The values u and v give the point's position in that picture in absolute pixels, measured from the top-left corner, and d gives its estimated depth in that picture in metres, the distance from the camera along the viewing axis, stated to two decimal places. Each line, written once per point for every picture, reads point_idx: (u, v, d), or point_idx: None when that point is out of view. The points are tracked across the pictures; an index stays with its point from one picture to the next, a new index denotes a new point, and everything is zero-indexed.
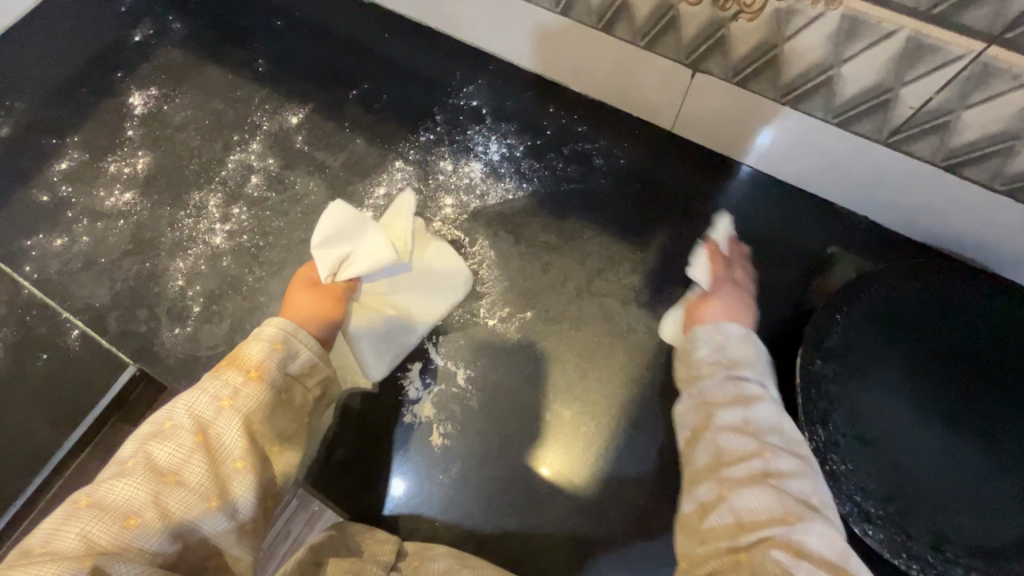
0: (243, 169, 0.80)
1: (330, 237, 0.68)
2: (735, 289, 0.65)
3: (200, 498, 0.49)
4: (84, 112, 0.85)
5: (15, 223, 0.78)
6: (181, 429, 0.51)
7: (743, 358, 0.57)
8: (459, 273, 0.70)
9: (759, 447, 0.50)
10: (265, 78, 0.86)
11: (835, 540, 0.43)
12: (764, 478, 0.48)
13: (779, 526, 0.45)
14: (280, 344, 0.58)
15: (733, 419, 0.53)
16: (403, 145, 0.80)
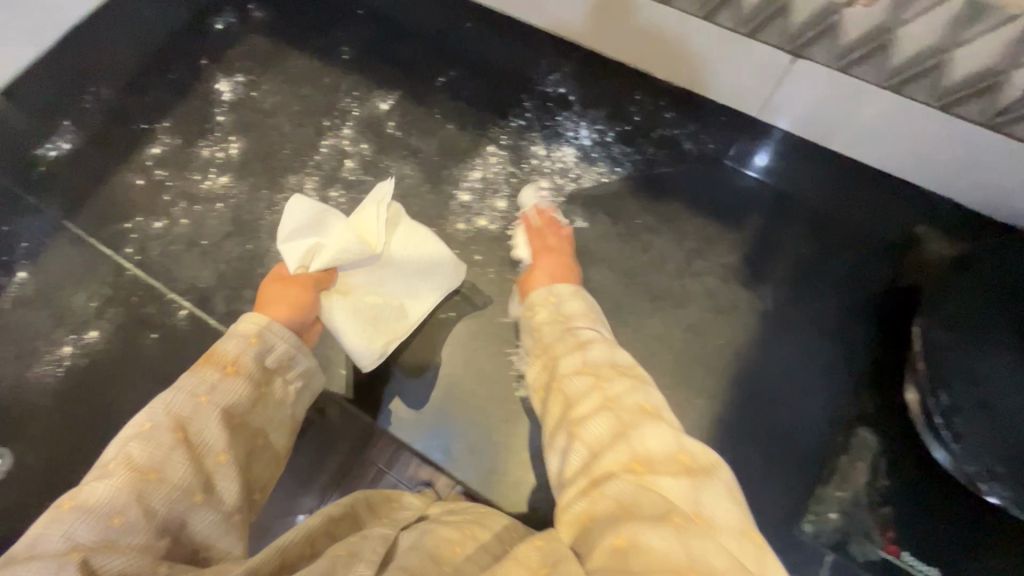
0: (336, 153, 0.81)
1: (297, 231, 0.62)
2: (564, 250, 0.70)
3: (183, 492, 0.46)
4: (173, 98, 0.87)
5: (112, 205, 0.79)
6: (159, 428, 0.48)
7: (576, 310, 0.64)
8: (446, 260, 0.69)
9: (598, 380, 0.56)
10: (351, 65, 0.88)
11: (671, 438, 0.49)
12: (602, 404, 0.53)
13: (620, 442, 0.49)
14: (255, 338, 0.56)
15: (572, 363, 0.58)
16: (494, 131, 0.82)
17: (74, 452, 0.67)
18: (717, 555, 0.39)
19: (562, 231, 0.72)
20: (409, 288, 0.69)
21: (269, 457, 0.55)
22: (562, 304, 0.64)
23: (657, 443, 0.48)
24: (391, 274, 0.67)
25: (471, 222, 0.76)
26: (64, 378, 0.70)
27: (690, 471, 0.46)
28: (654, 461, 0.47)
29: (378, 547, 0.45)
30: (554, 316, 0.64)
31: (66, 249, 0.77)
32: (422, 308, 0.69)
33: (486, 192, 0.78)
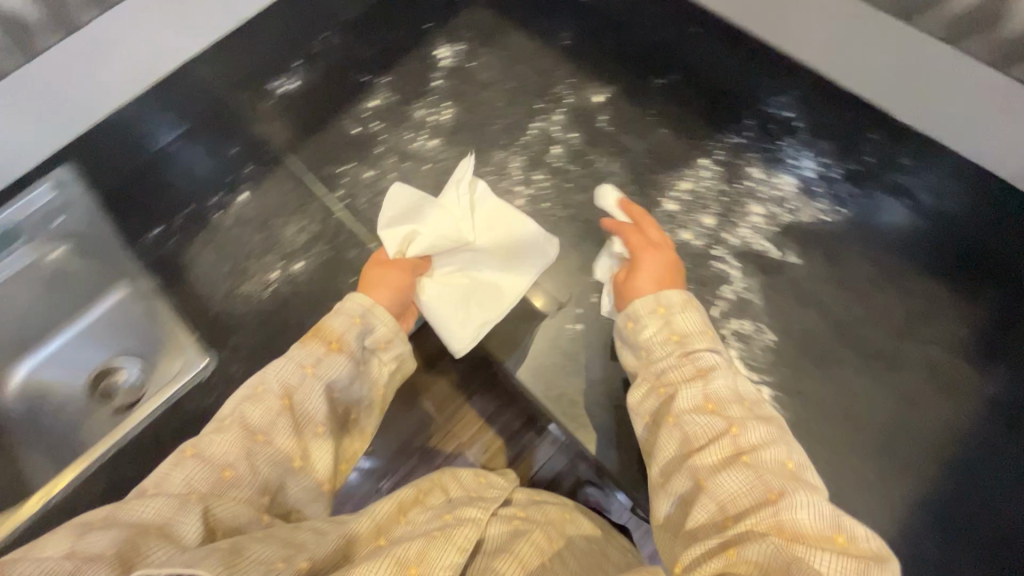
0: (545, 137, 0.81)
1: (394, 222, 0.64)
2: (660, 247, 0.60)
3: (285, 458, 0.45)
4: (395, 54, 0.89)
5: (328, 148, 0.84)
6: (271, 392, 0.47)
7: (691, 329, 0.52)
8: (539, 243, 0.65)
9: (729, 421, 0.46)
10: (571, 52, 0.87)
11: (825, 510, 0.40)
12: (737, 457, 0.44)
13: (763, 507, 0.40)
14: (359, 319, 0.53)
15: (693, 397, 0.48)
16: (709, 143, 0.78)
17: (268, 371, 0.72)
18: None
19: (653, 228, 0.64)
20: (500, 271, 0.64)
21: (361, 433, 0.53)
22: (674, 318, 0.52)
23: (811, 518, 0.39)
24: (483, 258, 0.64)
25: (674, 233, 0.73)
26: (268, 300, 0.75)
27: (854, 556, 0.38)
28: (805, 537, 0.38)
29: (472, 532, 0.44)
30: (668, 335, 0.52)
31: (284, 181, 0.82)
32: (518, 289, 0.64)
33: (693, 206, 0.74)
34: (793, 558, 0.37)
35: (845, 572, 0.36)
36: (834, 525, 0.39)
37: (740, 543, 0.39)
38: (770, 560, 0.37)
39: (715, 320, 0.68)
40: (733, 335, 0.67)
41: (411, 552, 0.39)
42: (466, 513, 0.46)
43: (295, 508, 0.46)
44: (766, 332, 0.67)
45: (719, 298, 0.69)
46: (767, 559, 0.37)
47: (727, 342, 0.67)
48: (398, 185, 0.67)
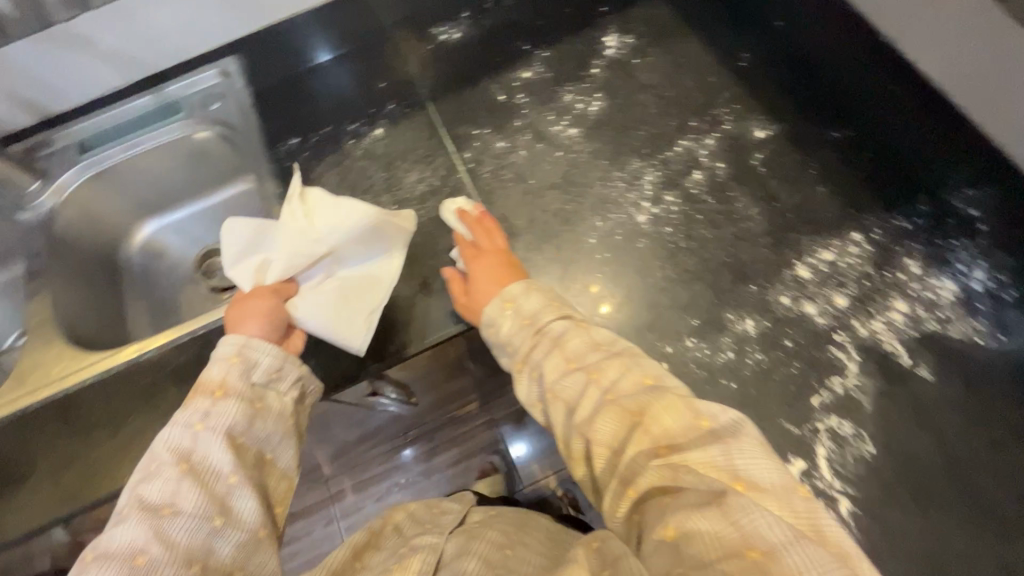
0: (689, 159, 0.75)
1: (239, 258, 0.63)
2: (501, 256, 0.65)
3: (202, 521, 0.46)
4: (563, 31, 0.86)
5: (470, 108, 0.83)
6: (163, 464, 0.49)
7: (535, 310, 0.58)
8: (386, 221, 0.64)
9: (589, 373, 0.52)
10: (746, 76, 0.80)
11: (686, 411, 0.47)
12: (607, 402, 0.50)
13: (644, 440, 0.46)
14: (235, 358, 0.55)
15: (558, 364, 0.54)
16: (868, 218, 0.70)
17: None
18: (769, 523, 0.38)
19: (491, 232, 0.68)
20: (363, 263, 0.66)
21: (284, 470, 0.54)
22: (521, 306, 0.59)
23: (673, 420, 0.46)
24: (342, 257, 0.65)
25: (798, 303, 0.67)
26: None
27: (715, 434, 0.44)
28: (678, 441, 0.45)
29: (428, 558, 0.52)
30: (525, 322, 0.58)
31: (418, 128, 0.82)
32: (391, 274, 0.65)
33: (828, 281, 0.67)
34: (676, 474, 0.42)
35: (709, 455, 0.43)
36: (695, 415, 0.46)
37: (634, 476, 0.44)
38: (659, 476, 0.43)
39: (812, 410, 0.62)
40: (829, 435, 0.61)
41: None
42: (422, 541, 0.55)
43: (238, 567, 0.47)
44: (866, 443, 0.61)
45: (826, 387, 0.63)
46: (657, 477, 0.43)
47: (817, 439, 0.61)
48: (229, 222, 0.64)
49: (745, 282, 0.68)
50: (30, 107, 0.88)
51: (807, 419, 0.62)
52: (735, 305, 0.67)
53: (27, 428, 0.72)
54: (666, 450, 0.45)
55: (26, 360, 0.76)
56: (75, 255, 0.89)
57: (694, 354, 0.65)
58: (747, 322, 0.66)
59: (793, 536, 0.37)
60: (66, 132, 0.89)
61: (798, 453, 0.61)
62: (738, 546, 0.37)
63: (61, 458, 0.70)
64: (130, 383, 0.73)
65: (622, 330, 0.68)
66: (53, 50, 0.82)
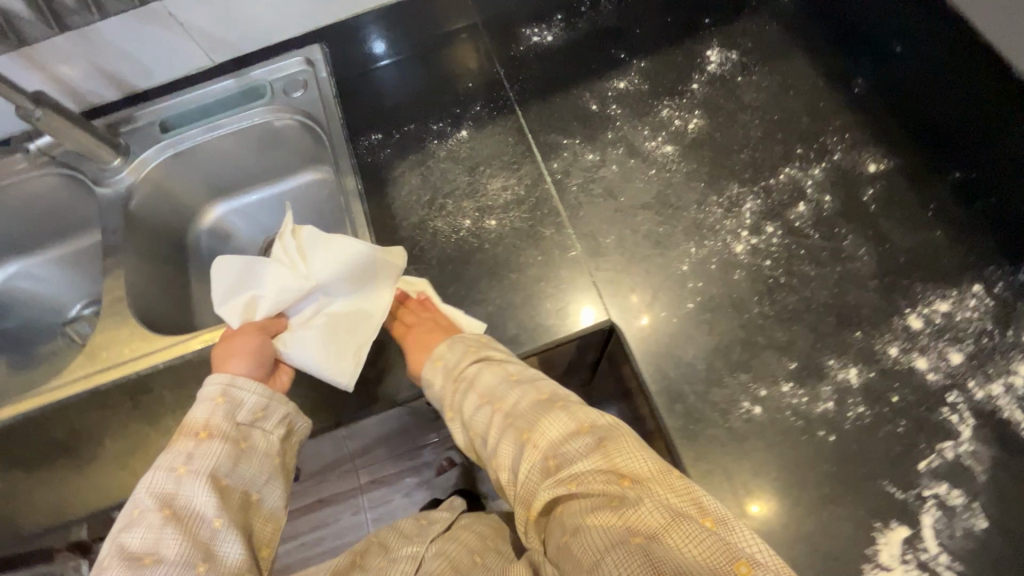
0: (793, 189, 0.71)
1: (229, 294, 0.63)
2: (420, 326, 0.65)
3: (183, 568, 0.46)
4: (662, 42, 0.82)
5: (560, 116, 0.79)
6: (146, 512, 0.49)
7: (459, 360, 0.59)
8: (378, 257, 0.65)
9: (494, 405, 0.55)
10: (860, 103, 0.75)
11: (567, 419, 0.52)
12: (508, 425, 0.53)
13: (537, 458, 0.50)
14: (221, 398, 0.56)
15: (472, 402, 0.56)
16: (990, 269, 0.65)
17: None
18: (648, 513, 0.44)
19: (407, 307, 0.67)
20: (354, 301, 0.66)
21: (268, 510, 0.54)
22: (445, 361, 0.59)
23: (559, 431, 0.51)
24: (332, 292, 0.66)
25: (908, 355, 0.62)
26: (450, 245, 0.73)
27: (594, 436, 0.50)
28: (564, 451, 0.50)
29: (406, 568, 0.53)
30: (448, 375, 0.59)
31: (506, 133, 0.79)
32: (380, 310, 0.66)
33: (942, 335, 0.62)
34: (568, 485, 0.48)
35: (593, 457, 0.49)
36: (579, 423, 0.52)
37: (531, 494, 0.50)
38: (554, 494, 0.48)
39: (919, 475, 0.58)
40: (938, 504, 0.57)
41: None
42: (403, 550, 0.55)
43: None
44: (978, 516, 0.56)
45: (935, 451, 0.58)
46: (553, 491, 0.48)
47: (923, 506, 0.57)
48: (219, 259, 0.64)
49: (851, 328, 0.64)
50: (117, 83, 0.88)
51: (913, 483, 0.57)
52: (837, 351, 0.63)
53: (97, 408, 0.72)
54: (553, 461, 0.50)
55: (99, 338, 0.76)
56: (148, 233, 0.89)
57: (790, 401, 0.62)
58: (850, 371, 0.62)
59: (672, 519, 0.43)
60: (149, 110, 0.89)
61: (902, 519, 0.56)
62: (624, 535, 0.43)
63: (129, 442, 0.69)
64: (200, 372, 0.72)
65: (712, 367, 0.64)
66: (145, 27, 0.82)
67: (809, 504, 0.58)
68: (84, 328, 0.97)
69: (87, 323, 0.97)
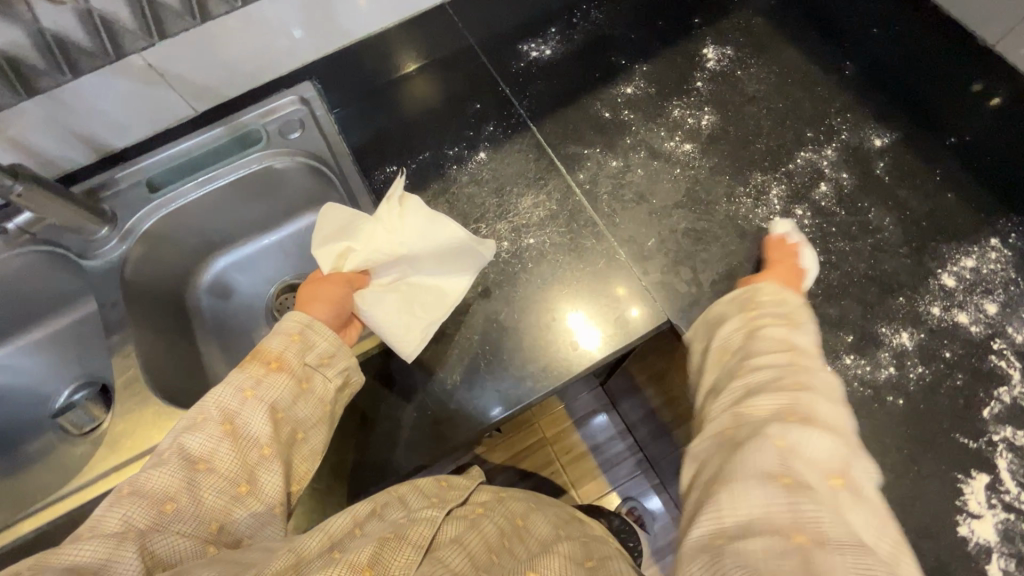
0: (812, 171, 0.74)
1: (328, 237, 0.66)
2: (791, 268, 0.65)
3: (229, 484, 0.48)
4: (659, 45, 0.84)
5: (575, 127, 0.80)
6: (210, 420, 0.50)
7: (811, 317, 0.57)
8: (472, 246, 0.67)
9: (790, 349, 0.49)
10: (853, 84, 0.80)
11: (840, 423, 0.43)
12: (788, 364, 0.48)
13: (785, 400, 0.43)
14: (297, 336, 0.56)
15: (775, 329, 0.52)
16: (1002, 223, 0.70)
17: (481, 346, 0.68)
18: (833, 525, 0.35)
19: (795, 254, 0.67)
20: (434, 278, 0.68)
21: (311, 452, 0.54)
22: (797, 299, 0.58)
23: (823, 417, 0.42)
24: (418, 267, 0.68)
25: (949, 312, 0.66)
26: (492, 268, 0.72)
27: (854, 448, 0.41)
28: (814, 417, 0.42)
29: (425, 531, 0.49)
30: (776, 305, 0.57)
31: (525, 150, 0.78)
32: (456, 294, 0.67)
33: (975, 288, 0.67)
34: (781, 433, 0.40)
35: (832, 450, 0.40)
36: (848, 432, 0.43)
37: (749, 413, 0.44)
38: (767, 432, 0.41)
39: (985, 423, 0.61)
40: (1008, 449, 0.60)
41: (364, 555, 0.45)
42: (422, 511, 0.51)
43: (245, 536, 0.49)
44: None
45: (994, 398, 0.62)
46: (768, 425, 0.42)
47: (996, 451, 0.60)
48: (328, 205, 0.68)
49: (894, 294, 0.67)
50: (93, 145, 0.81)
51: (981, 431, 0.61)
52: (886, 318, 0.66)
53: None
54: (797, 417, 0.42)
55: (121, 423, 0.70)
56: (150, 302, 0.81)
57: (855, 372, 0.64)
58: (902, 335, 0.65)
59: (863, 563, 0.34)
60: (132, 170, 0.82)
61: (980, 467, 0.60)
62: (786, 517, 0.36)
63: None
64: None
65: None
66: (121, 81, 0.75)
67: (896, 467, 0.60)
68: (81, 417, 0.85)
69: (82, 411, 0.85)
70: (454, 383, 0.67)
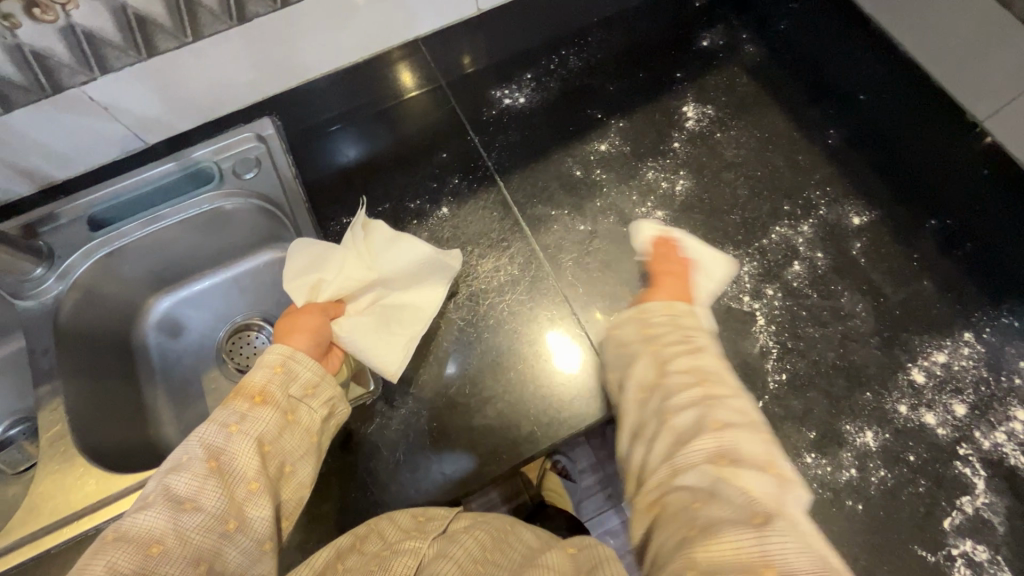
0: (787, 249, 0.71)
1: (299, 270, 0.64)
2: (668, 273, 0.64)
3: (213, 524, 0.45)
4: (638, 100, 0.81)
5: (544, 186, 0.76)
6: (200, 457, 0.47)
7: (700, 325, 0.56)
8: (441, 259, 0.67)
9: (700, 376, 0.51)
10: (835, 154, 0.77)
11: (766, 449, 0.45)
12: (706, 398, 0.48)
13: (720, 446, 0.45)
14: (279, 368, 0.54)
15: (683, 360, 0.52)
16: (978, 316, 0.67)
17: (428, 423, 0.64)
18: (799, 557, 0.37)
19: (676, 249, 0.66)
20: (408, 295, 0.67)
21: (297, 484, 0.52)
22: (683, 313, 0.57)
23: (749, 449, 0.45)
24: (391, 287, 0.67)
25: (917, 412, 0.63)
26: (447, 337, 0.68)
27: (782, 476, 0.44)
28: (743, 459, 0.44)
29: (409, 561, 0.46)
30: (671, 322, 0.56)
31: (490, 208, 0.75)
32: (432, 306, 0.66)
33: (945, 387, 0.64)
34: (716, 483, 0.43)
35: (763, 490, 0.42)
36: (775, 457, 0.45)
37: (679, 471, 0.45)
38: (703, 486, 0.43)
39: (944, 535, 0.59)
40: (965, 565, 0.58)
41: None
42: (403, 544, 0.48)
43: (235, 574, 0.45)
44: (1003, 569, 0.58)
45: (956, 508, 0.60)
46: (701, 480, 0.44)
47: (953, 566, 0.58)
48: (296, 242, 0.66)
49: (860, 389, 0.64)
50: (31, 176, 0.76)
51: (940, 544, 0.59)
52: (851, 416, 0.63)
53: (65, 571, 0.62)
54: (728, 464, 0.44)
55: (42, 485, 0.66)
56: (85, 349, 0.76)
57: (815, 472, 0.61)
58: (866, 435, 0.62)
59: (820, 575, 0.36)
60: (73, 206, 0.77)
61: None
62: (754, 565, 0.37)
63: None
64: None
65: None
66: (58, 114, 0.70)
67: None
68: (17, 455, 0.80)
69: (18, 449, 0.80)
70: (397, 462, 0.62)
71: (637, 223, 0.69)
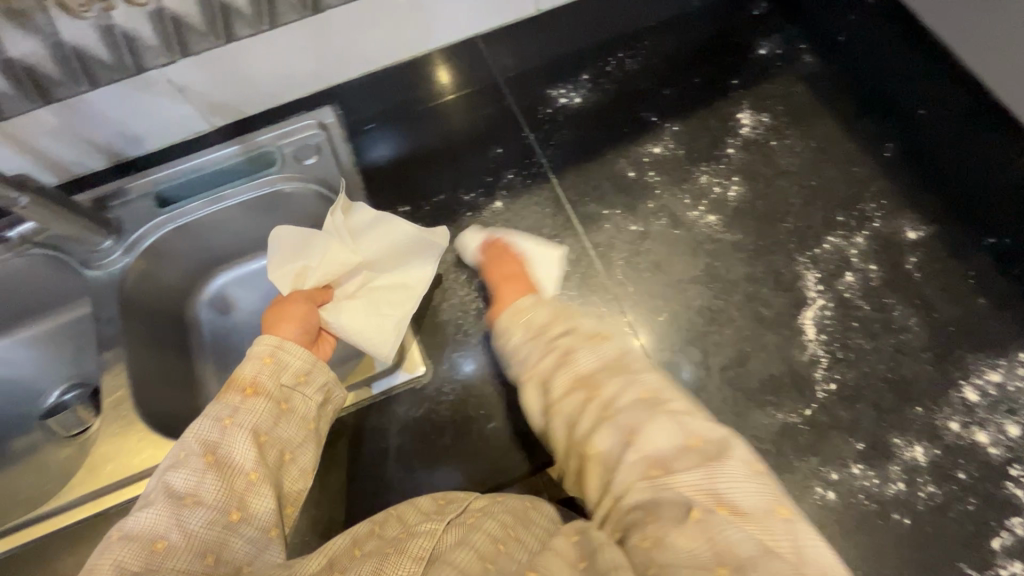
0: (840, 259, 0.71)
1: (285, 258, 0.69)
2: (512, 275, 0.67)
3: (217, 513, 0.47)
4: (693, 104, 0.81)
5: (596, 184, 0.77)
6: (192, 454, 0.50)
7: (581, 326, 0.57)
8: (425, 238, 0.70)
9: (588, 389, 0.53)
10: (892, 167, 0.76)
11: (677, 430, 0.49)
12: (604, 415, 0.51)
13: (637, 455, 0.48)
14: (268, 359, 0.56)
15: (563, 376, 0.54)
16: None
17: (476, 410, 0.65)
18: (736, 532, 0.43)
19: (506, 248, 0.70)
20: (395, 276, 0.70)
21: (300, 472, 0.54)
22: (532, 315, 0.59)
23: (665, 439, 0.49)
24: (377, 268, 0.71)
25: (968, 430, 0.63)
26: None
27: (703, 454, 0.47)
28: (667, 457, 0.48)
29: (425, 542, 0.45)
30: (535, 330, 0.58)
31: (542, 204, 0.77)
32: (416, 286, 0.69)
33: (998, 406, 0.64)
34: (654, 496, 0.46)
35: (696, 474, 0.46)
36: (688, 433, 0.49)
37: (622, 492, 0.48)
38: (645, 497, 0.47)
39: (993, 555, 0.58)
40: None
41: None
42: (421, 526, 0.47)
43: (244, 563, 0.47)
44: None
45: (1005, 528, 0.59)
46: (640, 497, 0.47)
47: None
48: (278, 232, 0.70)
49: (911, 404, 0.64)
50: (104, 151, 0.80)
51: (988, 564, 0.58)
52: (901, 430, 0.63)
53: None
54: (657, 470, 0.47)
55: (102, 448, 0.68)
56: (145, 320, 0.79)
57: (862, 484, 0.61)
58: (916, 450, 0.62)
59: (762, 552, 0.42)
60: (141, 182, 0.80)
61: None
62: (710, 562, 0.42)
63: None
64: None
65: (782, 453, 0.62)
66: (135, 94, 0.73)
67: None
68: (70, 420, 0.81)
69: (70, 412, 0.81)
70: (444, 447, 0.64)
71: (466, 235, 0.72)
